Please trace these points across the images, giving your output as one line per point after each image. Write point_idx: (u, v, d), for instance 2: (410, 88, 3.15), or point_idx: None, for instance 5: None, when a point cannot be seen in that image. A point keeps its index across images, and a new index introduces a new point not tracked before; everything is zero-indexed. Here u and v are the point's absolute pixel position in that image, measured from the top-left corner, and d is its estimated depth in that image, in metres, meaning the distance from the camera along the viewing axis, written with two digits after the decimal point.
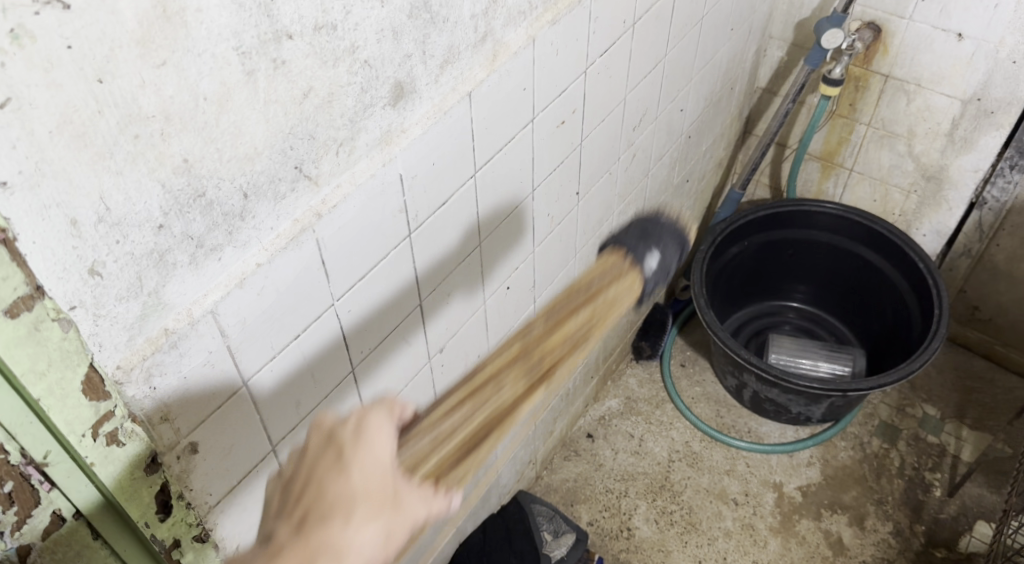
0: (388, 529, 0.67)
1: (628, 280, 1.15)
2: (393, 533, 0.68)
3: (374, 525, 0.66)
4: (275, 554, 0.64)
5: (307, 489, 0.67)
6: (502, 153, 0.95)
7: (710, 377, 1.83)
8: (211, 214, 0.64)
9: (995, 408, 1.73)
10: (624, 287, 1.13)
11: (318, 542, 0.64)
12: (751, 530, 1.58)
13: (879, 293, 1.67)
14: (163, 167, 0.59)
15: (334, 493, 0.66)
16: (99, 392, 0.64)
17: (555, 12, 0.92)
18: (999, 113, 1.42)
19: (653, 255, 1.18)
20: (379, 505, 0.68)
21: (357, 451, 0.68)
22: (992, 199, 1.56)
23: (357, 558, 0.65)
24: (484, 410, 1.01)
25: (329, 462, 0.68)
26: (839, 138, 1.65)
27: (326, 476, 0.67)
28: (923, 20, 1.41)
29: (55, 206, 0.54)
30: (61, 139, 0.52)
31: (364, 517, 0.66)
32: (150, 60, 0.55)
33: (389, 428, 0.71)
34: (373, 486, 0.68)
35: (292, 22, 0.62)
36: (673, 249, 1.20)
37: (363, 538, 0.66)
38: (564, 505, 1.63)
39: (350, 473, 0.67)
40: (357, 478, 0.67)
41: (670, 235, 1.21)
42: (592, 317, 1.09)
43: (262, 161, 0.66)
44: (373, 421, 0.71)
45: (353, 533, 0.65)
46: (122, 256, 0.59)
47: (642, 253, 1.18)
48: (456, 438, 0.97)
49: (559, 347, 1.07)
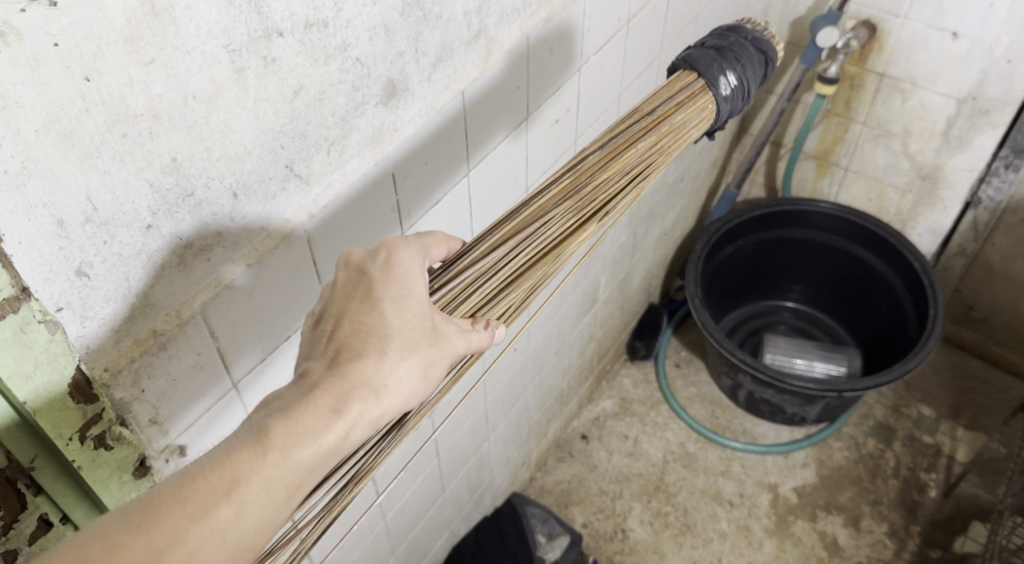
0: (425, 367, 0.63)
1: (705, 110, 0.83)
2: (432, 366, 0.64)
3: (411, 362, 0.62)
4: (309, 389, 0.59)
5: (340, 322, 0.62)
6: (495, 152, 0.94)
7: (705, 377, 1.82)
8: (200, 214, 0.63)
9: (990, 408, 1.73)
10: (696, 117, 0.82)
11: (356, 375, 0.60)
12: (746, 531, 1.58)
13: (874, 292, 1.67)
14: (152, 166, 0.58)
15: (369, 327, 0.61)
16: (86, 395, 0.62)
17: (549, 9, 0.91)
18: (994, 112, 1.42)
19: (730, 72, 0.83)
20: (418, 337, 0.63)
21: (389, 285, 0.62)
22: (986, 199, 1.55)
23: (395, 392, 0.61)
24: (533, 245, 0.75)
25: (359, 297, 0.62)
26: (834, 136, 1.65)
27: (357, 311, 0.62)
28: (918, 19, 1.40)
29: (41, 205, 0.52)
30: (47, 137, 0.51)
31: (402, 352, 0.62)
32: (138, 58, 0.54)
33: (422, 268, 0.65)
34: (410, 324, 0.63)
35: (282, 19, 0.61)
36: (758, 63, 0.85)
37: (402, 371, 0.61)
38: (558, 506, 1.62)
39: (385, 308, 0.62)
40: (395, 313, 0.62)
41: (753, 44, 0.85)
42: (659, 144, 0.80)
43: (252, 161, 0.65)
44: (406, 255, 0.65)
45: (391, 369, 0.61)
46: (109, 257, 0.58)
47: (716, 71, 0.83)
48: (500, 278, 0.74)
49: (620, 177, 0.79)
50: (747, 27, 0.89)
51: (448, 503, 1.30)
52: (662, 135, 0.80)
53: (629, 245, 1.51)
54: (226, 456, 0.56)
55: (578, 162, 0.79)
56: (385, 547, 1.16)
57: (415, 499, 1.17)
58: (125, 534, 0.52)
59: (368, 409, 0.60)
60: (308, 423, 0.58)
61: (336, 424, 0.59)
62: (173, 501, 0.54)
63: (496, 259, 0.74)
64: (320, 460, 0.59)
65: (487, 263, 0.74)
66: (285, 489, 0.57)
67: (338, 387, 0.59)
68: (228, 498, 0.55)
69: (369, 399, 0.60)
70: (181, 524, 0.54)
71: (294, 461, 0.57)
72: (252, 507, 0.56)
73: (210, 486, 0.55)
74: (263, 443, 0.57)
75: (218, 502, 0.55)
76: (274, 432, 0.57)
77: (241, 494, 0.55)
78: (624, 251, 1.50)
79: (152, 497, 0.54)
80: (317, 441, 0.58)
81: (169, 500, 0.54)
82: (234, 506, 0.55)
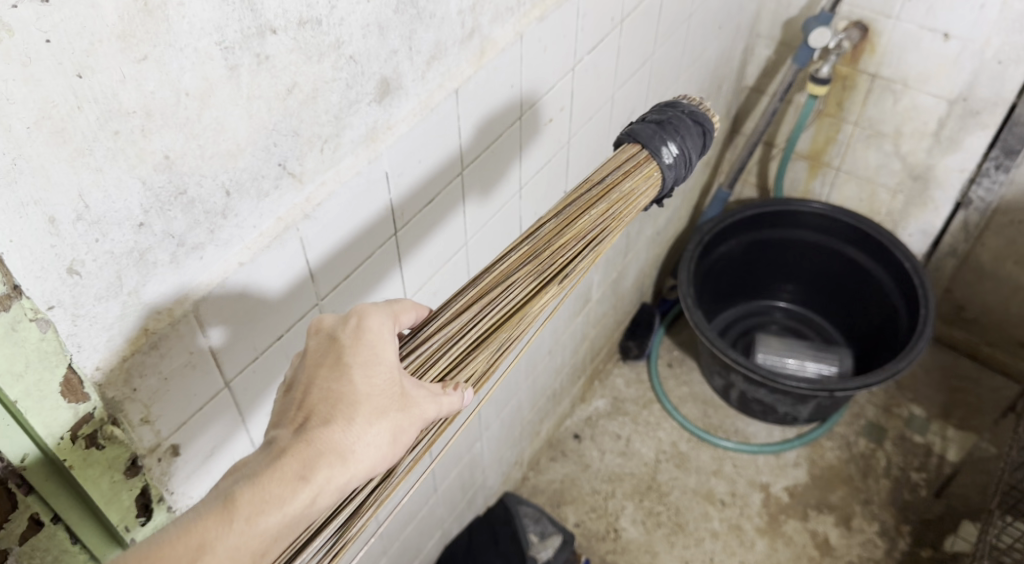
0: (395, 434, 0.61)
1: (650, 179, 0.79)
2: (401, 433, 0.62)
3: (380, 428, 0.60)
4: (277, 455, 0.57)
5: (309, 391, 0.60)
6: (489, 151, 0.94)
7: (698, 377, 1.83)
8: (192, 212, 0.63)
9: (979, 407, 1.74)
10: (643, 185, 0.78)
11: (322, 443, 0.58)
12: (738, 530, 1.58)
13: (865, 292, 1.68)
14: (144, 164, 0.57)
15: (336, 396, 0.60)
16: (78, 393, 0.62)
17: (542, 8, 0.91)
18: (985, 113, 1.43)
19: (672, 142, 0.78)
20: (386, 403, 0.61)
21: (359, 350, 0.61)
22: (977, 199, 1.55)
23: (364, 458, 0.59)
24: (496, 309, 0.73)
25: (328, 365, 0.61)
26: (826, 136, 1.65)
27: (326, 379, 0.60)
28: (910, 20, 1.41)
29: (33, 203, 0.52)
30: (39, 134, 0.51)
31: (372, 417, 0.60)
32: (131, 55, 0.53)
33: (391, 335, 0.64)
34: (380, 388, 0.61)
35: (275, 16, 0.61)
36: (697, 135, 0.80)
37: (370, 437, 0.60)
38: (550, 506, 1.62)
39: (355, 374, 0.60)
40: (363, 379, 0.60)
41: (691, 117, 0.80)
42: (611, 212, 0.77)
43: (245, 159, 0.65)
44: (376, 321, 0.64)
45: (359, 436, 0.59)
46: (101, 255, 0.58)
47: (656, 144, 0.78)
48: (466, 342, 0.72)
49: (574, 244, 0.76)
50: (686, 100, 0.84)
51: (441, 503, 1.30)
52: (612, 202, 0.77)
53: (622, 245, 1.51)
54: (192, 523, 0.54)
55: (532, 229, 0.76)
56: (377, 547, 1.15)
57: (408, 499, 1.17)
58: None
59: (336, 476, 0.58)
60: (274, 490, 0.56)
61: (301, 492, 0.57)
62: None
63: (462, 325, 0.72)
64: (286, 527, 0.57)
65: (452, 329, 0.72)
66: (253, 551, 0.55)
67: (306, 451, 0.58)
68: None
69: (337, 466, 0.58)
70: None
71: (260, 527, 0.55)
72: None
73: (175, 554, 0.53)
74: (231, 511, 0.55)
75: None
76: (240, 498, 0.55)
77: (206, 561, 0.53)
78: (616, 250, 1.51)
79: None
80: (282, 510, 0.56)
81: None
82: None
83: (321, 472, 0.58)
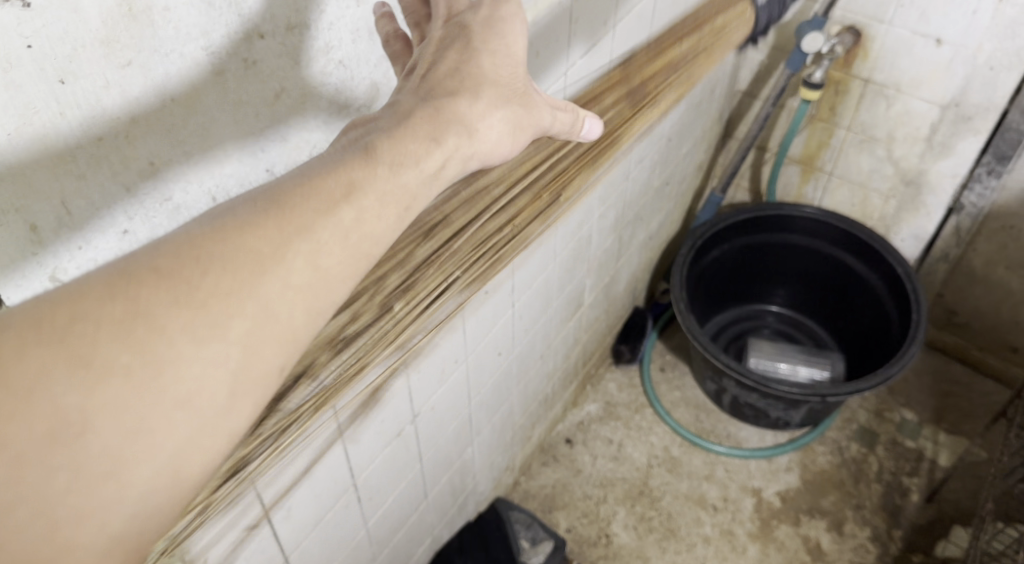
0: (513, 123, 0.68)
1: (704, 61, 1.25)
2: (520, 123, 0.68)
3: (501, 111, 0.67)
4: (408, 112, 0.63)
5: (434, 69, 0.66)
6: None
7: (690, 381, 1.82)
8: (178, 219, 0.62)
9: (970, 412, 1.74)
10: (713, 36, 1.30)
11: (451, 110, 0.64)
12: (730, 535, 1.58)
13: (857, 296, 1.68)
14: (129, 170, 0.57)
15: (463, 75, 0.66)
16: None
17: (534, 13, 0.90)
18: (977, 119, 1.43)
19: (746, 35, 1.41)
20: (507, 93, 0.68)
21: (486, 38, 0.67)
22: (969, 204, 1.56)
23: (485, 137, 0.65)
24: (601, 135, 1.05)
25: (456, 50, 0.66)
26: (819, 141, 1.65)
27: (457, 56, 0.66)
28: (902, 25, 1.41)
29: (14, 210, 0.51)
30: (20, 141, 0.50)
31: (494, 99, 0.66)
32: (115, 60, 0.52)
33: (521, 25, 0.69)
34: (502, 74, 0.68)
35: (262, 21, 0.60)
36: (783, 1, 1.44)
37: (492, 119, 0.66)
38: (541, 511, 1.62)
39: (482, 58, 0.67)
40: (489, 63, 0.67)
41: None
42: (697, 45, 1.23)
43: (231, 165, 0.64)
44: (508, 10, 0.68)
45: (482, 113, 0.65)
46: (84, 263, 0.57)
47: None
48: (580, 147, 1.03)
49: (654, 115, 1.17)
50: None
51: (431, 509, 1.30)
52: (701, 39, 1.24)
53: (614, 249, 1.51)
54: (339, 162, 0.56)
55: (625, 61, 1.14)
56: (366, 554, 1.14)
57: (397, 505, 1.16)
58: (179, 262, 0.48)
59: (462, 145, 0.64)
60: (413, 144, 0.60)
61: (436, 152, 0.61)
62: (267, 214, 0.51)
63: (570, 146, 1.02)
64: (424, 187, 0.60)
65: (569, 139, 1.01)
66: (386, 207, 0.57)
67: (435, 119, 0.62)
68: (299, 234, 0.52)
69: (463, 137, 0.64)
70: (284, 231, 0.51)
71: (401, 178, 0.58)
72: (328, 252, 0.53)
73: (327, 187, 0.54)
74: (351, 189, 0.55)
75: (287, 239, 0.51)
76: (383, 146, 0.58)
77: (317, 231, 0.52)
78: (609, 255, 1.50)
79: (212, 223, 0.50)
80: (419, 164, 0.60)
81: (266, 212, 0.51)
82: (353, 208, 0.54)
83: (451, 139, 0.63)
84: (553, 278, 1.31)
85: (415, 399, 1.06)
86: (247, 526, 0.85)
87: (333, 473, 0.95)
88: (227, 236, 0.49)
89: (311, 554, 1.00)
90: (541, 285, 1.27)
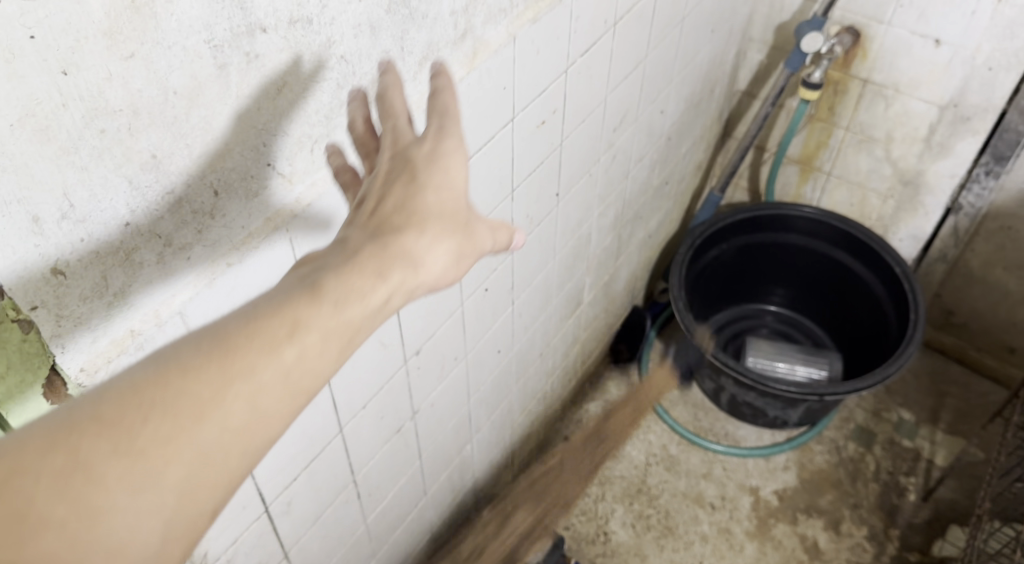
0: (460, 254, 0.56)
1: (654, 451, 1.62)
2: (465, 256, 0.57)
3: (448, 244, 0.55)
4: (352, 254, 0.52)
5: (382, 202, 0.55)
6: (480, 153, 0.94)
7: (688, 380, 1.83)
8: (180, 213, 0.62)
9: (968, 412, 1.74)
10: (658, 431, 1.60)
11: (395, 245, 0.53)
12: (727, 534, 1.58)
13: (855, 297, 1.68)
14: (131, 163, 0.57)
15: (406, 205, 0.54)
16: (61, 395, 0.61)
17: (535, 10, 0.90)
18: (975, 119, 1.43)
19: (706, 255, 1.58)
20: (454, 224, 0.56)
21: (433, 171, 0.55)
22: (967, 205, 1.57)
23: (431, 272, 0.54)
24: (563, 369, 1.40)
25: (403, 180, 0.55)
26: (818, 141, 1.65)
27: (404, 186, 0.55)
28: (902, 25, 1.41)
29: (18, 201, 0.51)
30: (23, 132, 0.50)
31: (440, 232, 0.55)
32: (117, 52, 0.52)
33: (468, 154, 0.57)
34: (450, 204, 0.56)
35: (265, 15, 0.60)
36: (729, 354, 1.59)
37: (439, 253, 0.55)
38: (540, 509, 1.62)
39: (427, 193, 0.55)
40: (435, 193, 0.55)
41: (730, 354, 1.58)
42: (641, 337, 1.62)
43: (233, 159, 0.64)
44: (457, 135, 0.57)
45: (429, 245, 0.54)
46: (86, 255, 0.57)
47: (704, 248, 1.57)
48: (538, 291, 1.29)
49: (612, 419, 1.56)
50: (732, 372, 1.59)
51: (430, 506, 1.30)
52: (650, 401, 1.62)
53: (613, 248, 1.51)
54: (281, 302, 0.49)
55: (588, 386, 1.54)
56: (366, 549, 1.15)
57: (397, 501, 1.16)
58: (121, 409, 0.44)
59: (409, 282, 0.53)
60: (352, 285, 0.51)
61: (380, 291, 0.52)
62: (210, 360, 0.46)
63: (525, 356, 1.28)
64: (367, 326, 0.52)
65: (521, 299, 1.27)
66: (336, 346, 0.50)
67: (376, 253, 0.52)
68: (240, 379, 0.46)
69: (409, 271, 0.53)
70: (230, 372, 0.46)
71: (345, 317, 0.50)
72: (268, 395, 0.47)
73: (269, 329, 0.48)
74: (296, 328, 0.48)
75: (227, 383, 0.46)
76: (326, 285, 0.50)
77: (261, 372, 0.47)
78: (608, 253, 1.51)
79: (154, 367, 0.45)
80: (360, 306, 0.51)
81: (206, 361, 0.46)
82: (297, 348, 0.48)
83: (396, 274, 0.52)
84: (553, 275, 1.31)
85: (414, 395, 1.06)
86: (247, 519, 0.85)
87: (333, 468, 0.96)
88: (170, 381, 0.45)
89: (310, 549, 1.00)
90: (540, 283, 1.27)
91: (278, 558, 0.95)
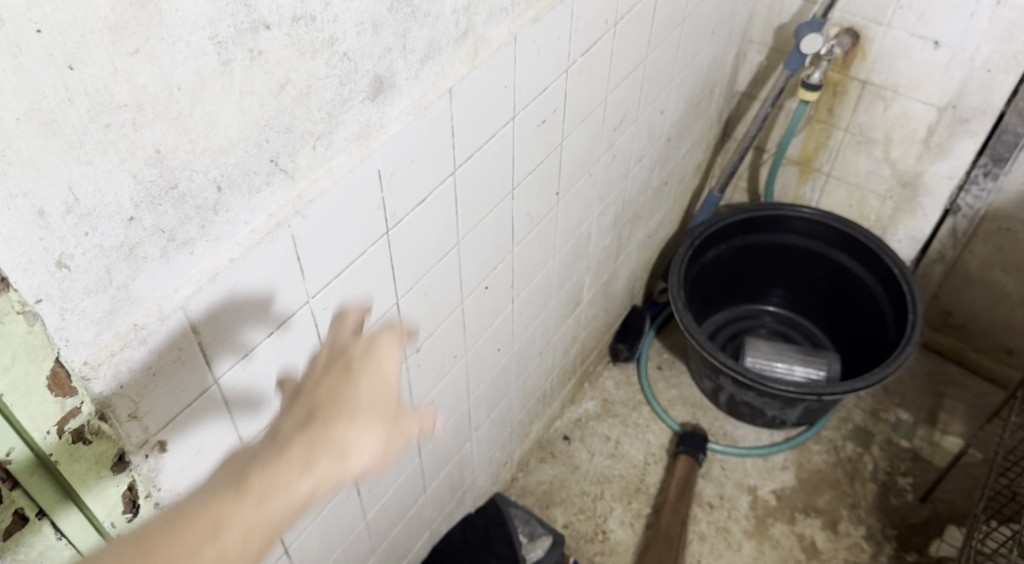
0: (388, 440, 0.62)
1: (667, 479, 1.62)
2: (392, 445, 0.63)
3: (373, 432, 0.62)
4: (281, 447, 0.60)
5: (314, 391, 0.64)
6: (482, 151, 0.94)
7: (687, 380, 1.83)
8: (183, 207, 0.63)
9: (966, 413, 1.75)
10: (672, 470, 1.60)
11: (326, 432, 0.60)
12: (725, 533, 1.59)
13: (854, 298, 1.69)
14: (135, 158, 0.57)
15: (340, 395, 0.62)
16: (65, 388, 0.62)
17: (537, 9, 0.91)
18: (974, 120, 1.44)
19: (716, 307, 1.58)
20: (384, 414, 0.63)
21: (365, 365, 0.64)
22: (965, 206, 1.58)
23: (358, 461, 0.61)
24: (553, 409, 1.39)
25: (336, 375, 0.64)
26: (817, 142, 1.66)
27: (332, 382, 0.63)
28: (901, 27, 1.42)
29: (23, 195, 0.52)
30: (29, 126, 0.50)
31: (369, 424, 0.62)
32: (123, 48, 0.53)
33: (399, 350, 0.66)
34: (376, 401, 0.63)
35: (269, 12, 0.61)
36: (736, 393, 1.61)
37: (365, 442, 0.61)
38: (539, 507, 1.62)
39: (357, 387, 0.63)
40: (363, 389, 0.63)
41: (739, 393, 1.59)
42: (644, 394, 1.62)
43: (236, 155, 0.65)
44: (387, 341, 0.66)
45: (356, 432, 0.61)
46: (90, 249, 0.58)
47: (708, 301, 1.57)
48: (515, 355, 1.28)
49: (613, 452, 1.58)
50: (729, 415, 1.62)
51: (430, 503, 1.30)
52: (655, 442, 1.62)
53: (613, 247, 1.52)
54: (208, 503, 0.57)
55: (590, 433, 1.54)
56: (366, 545, 1.15)
57: (396, 498, 1.17)
58: None
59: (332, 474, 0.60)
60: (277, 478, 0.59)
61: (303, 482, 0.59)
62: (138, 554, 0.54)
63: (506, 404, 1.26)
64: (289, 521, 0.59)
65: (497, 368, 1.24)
66: (255, 543, 0.57)
67: (308, 445, 0.60)
68: None
69: (334, 465, 0.60)
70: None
71: (268, 512, 0.57)
72: None
73: (193, 529, 0.56)
74: (218, 528, 0.56)
75: None
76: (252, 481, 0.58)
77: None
78: (608, 253, 1.51)
79: None
80: (283, 498, 0.58)
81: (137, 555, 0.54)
82: (218, 548, 0.56)
83: (320, 463, 0.60)
84: (552, 274, 1.32)
85: (414, 393, 1.06)
86: None
87: None
88: None
89: (310, 545, 1.00)
90: (540, 282, 1.28)
91: (278, 553, 0.95)
